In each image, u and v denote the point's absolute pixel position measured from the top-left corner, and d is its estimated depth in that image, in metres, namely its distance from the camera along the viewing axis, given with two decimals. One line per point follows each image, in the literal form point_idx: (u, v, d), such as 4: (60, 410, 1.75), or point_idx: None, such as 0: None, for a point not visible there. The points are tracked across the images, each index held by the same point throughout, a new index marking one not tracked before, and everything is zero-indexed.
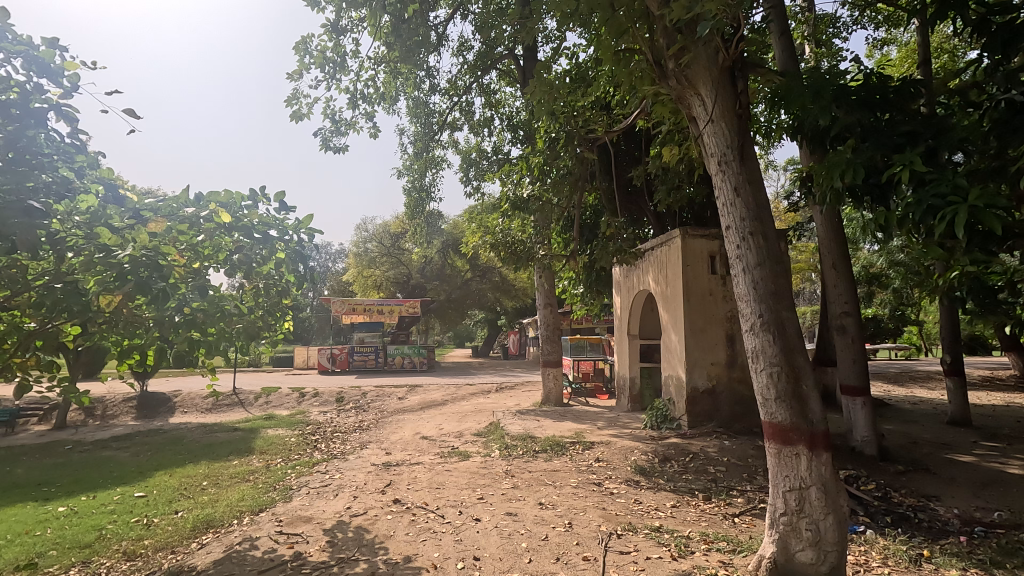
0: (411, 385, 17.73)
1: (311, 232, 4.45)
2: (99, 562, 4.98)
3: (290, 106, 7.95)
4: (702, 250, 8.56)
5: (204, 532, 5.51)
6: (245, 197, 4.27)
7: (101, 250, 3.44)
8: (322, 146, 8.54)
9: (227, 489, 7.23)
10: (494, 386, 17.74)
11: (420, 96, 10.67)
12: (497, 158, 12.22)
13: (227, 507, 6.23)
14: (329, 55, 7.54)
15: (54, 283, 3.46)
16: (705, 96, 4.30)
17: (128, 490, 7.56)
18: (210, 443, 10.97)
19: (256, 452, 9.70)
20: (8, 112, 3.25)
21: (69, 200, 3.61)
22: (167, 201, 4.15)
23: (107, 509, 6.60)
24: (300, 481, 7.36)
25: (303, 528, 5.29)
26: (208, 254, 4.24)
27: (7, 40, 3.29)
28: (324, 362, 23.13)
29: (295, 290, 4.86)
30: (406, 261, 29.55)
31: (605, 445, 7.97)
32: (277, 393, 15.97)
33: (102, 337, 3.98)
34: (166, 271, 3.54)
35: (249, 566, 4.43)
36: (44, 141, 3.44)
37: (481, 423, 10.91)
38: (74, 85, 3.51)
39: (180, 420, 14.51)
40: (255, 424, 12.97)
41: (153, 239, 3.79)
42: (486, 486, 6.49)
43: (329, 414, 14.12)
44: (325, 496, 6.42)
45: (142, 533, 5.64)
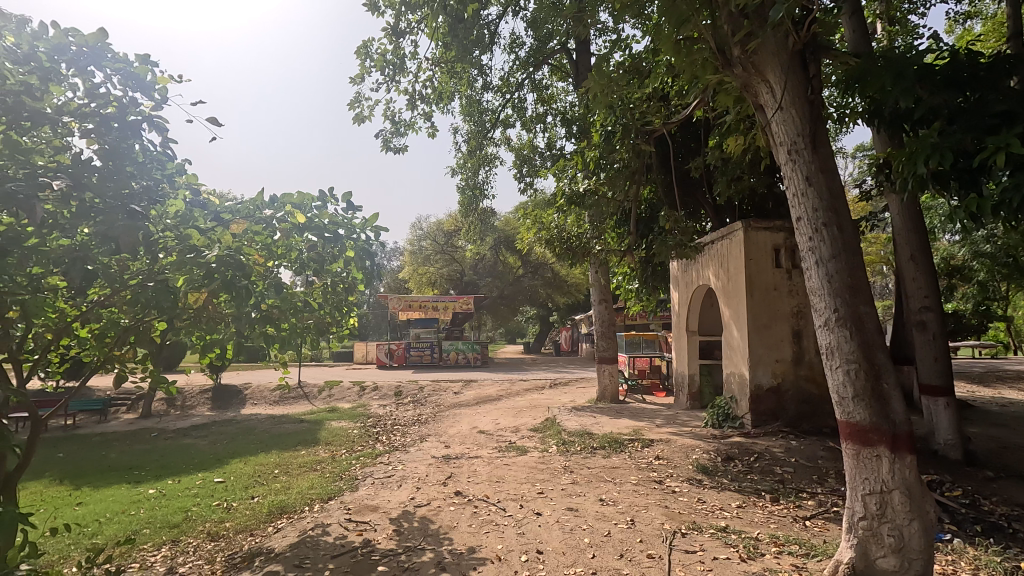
0: (466, 380, 18.03)
1: (377, 230, 4.55)
2: (187, 541, 5.35)
3: (352, 109, 8.26)
4: (766, 243, 8.25)
5: (278, 517, 5.81)
6: (315, 197, 4.43)
7: (192, 251, 3.69)
8: (383, 147, 8.80)
9: (297, 477, 7.60)
10: (548, 382, 17.77)
11: (474, 95, 10.79)
12: (550, 153, 12.20)
13: (299, 494, 6.54)
14: (389, 58, 7.75)
15: (148, 282, 3.73)
16: (773, 83, 4.12)
17: (209, 475, 8.09)
18: (280, 433, 11.55)
19: (322, 443, 10.13)
20: (109, 126, 3.52)
21: (160, 205, 3.84)
22: (245, 204, 4.37)
23: (191, 493, 7.08)
24: (365, 472, 7.64)
25: (370, 517, 5.48)
26: (282, 253, 4.45)
27: (107, 59, 3.55)
28: (383, 357, 23.88)
29: (361, 287, 5.02)
30: (459, 258, 30.00)
31: (664, 443, 7.84)
32: (340, 387, 16.63)
33: (187, 333, 4.25)
34: (248, 270, 3.75)
35: (323, 551, 4.64)
36: (140, 152, 3.70)
37: (537, 419, 10.96)
38: (164, 98, 3.76)
39: (251, 411, 15.34)
40: (320, 416, 13.55)
41: (235, 240, 4.02)
42: (545, 481, 6.51)
43: (388, 408, 14.55)
44: (389, 486, 6.64)
45: (223, 516, 6.01)
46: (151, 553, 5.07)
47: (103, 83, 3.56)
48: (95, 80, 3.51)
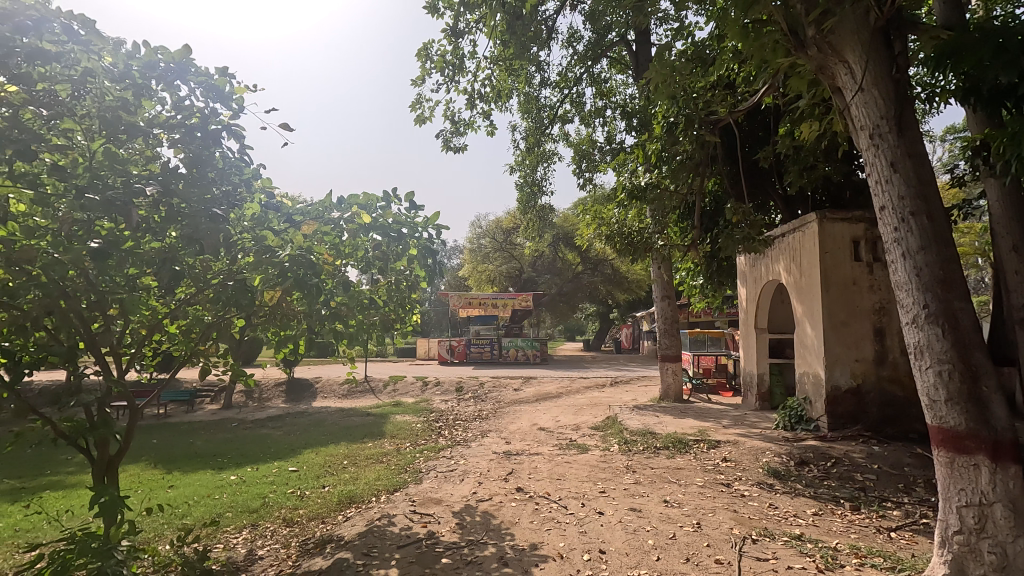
0: (526, 376, 18.10)
1: (439, 229, 4.60)
2: (265, 525, 5.68)
3: (414, 111, 8.46)
4: (843, 235, 7.75)
5: (348, 506, 6.06)
6: (380, 198, 4.55)
7: (267, 251, 3.89)
8: (444, 147, 8.94)
9: (364, 469, 7.89)
10: (609, 380, 17.54)
11: (531, 92, 10.77)
12: (610, 148, 11.99)
13: (367, 485, 6.78)
14: (448, 59, 7.87)
15: (229, 280, 3.98)
16: (853, 63, 3.86)
17: (284, 464, 8.54)
18: (348, 426, 12.02)
19: (387, 436, 10.47)
20: (193, 135, 3.77)
21: (238, 209, 4.07)
22: (315, 206, 4.53)
23: (268, 480, 7.51)
24: (429, 465, 7.82)
25: (434, 509, 5.60)
26: (348, 253, 4.59)
27: (191, 73, 3.79)
28: (444, 353, 24.39)
29: (424, 285, 5.10)
30: (518, 255, 30.11)
31: (732, 445, 7.55)
32: (403, 382, 17.13)
33: (263, 329, 4.49)
34: (318, 269, 3.90)
35: (389, 541, 4.78)
36: (221, 159, 3.94)
37: (598, 417, 10.84)
38: (241, 107, 3.97)
39: (322, 404, 16.09)
40: (385, 410, 14.00)
41: (306, 240, 4.19)
42: (607, 480, 6.42)
43: (450, 403, 14.84)
44: (452, 480, 6.77)
45: (297, 503, 6.33)
46: (233, 535, 5.41)
47: (187, 96, 3.81)
48: (180, 93, 3.76)
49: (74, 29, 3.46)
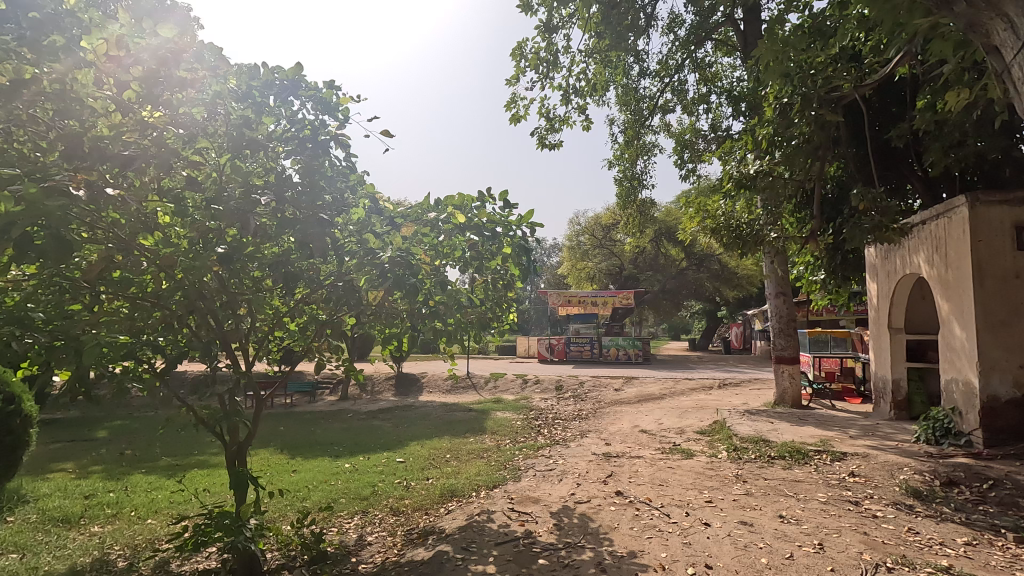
0: (627, 376, 17.64)
1: (532, 227, 4.53)
2: (375, 512, 6.00)
3: (509, 110, 8.52)
4: (1002, 220, 6.64)
5: (450, 499, 6.24)
6: (475, 198, 4.57)
7: (369, 254, 4.05)
8: (539, 145, 8.91)
9: (466, 463, 8.10)
10: (717, 382, 16.59)
11: (629, 83, 10.44)
12: (715, 135, 11.30)
13: (468, 480, 6.95)
14: (542, 56, 7.83)
15: (338, 281, 4.21)
16: (1014, 17, 3.24)
17: (393, 455, 9.01)
18: (451, 420, 12.44)
19: (488, 432, 10.68)
20: (305, 146, 4.03)
21: (345, 214, 4.27)
22: (414, 208, 4.64)
23: (378, 469, 7.96)
24: (528, 463, 7.85)
25: (532, 508, 5.59)
26: (446, 253, 4.65)
27: (302, 88, 4.06)
28: (544, 352, 24.50)
29: (520, 283, 5.07)
30: (618, 252, 29.45)
31: (861, 458, 6.77)
32: (504, 379, 17.45)
33: (371, 327, 4.72)
34: (415, 269, 4.01)
35: (487, 537, 4.82)
36: (329, 167, 4.17)
37: (705, 421, 10.27)
38: (346, 117, 4.17)
39: (428, 398, 16.83)
40: (487, 406, 14.31)
41: (406, 241, 4.31)
42: (714, 489, 6.03)
43: (550, 401, 14.85)
44: (550, 480, 6.72)
45: (403, 493, 6.63)
46: (346, 520, 5.79)
47: (299, 110, 4.09)
48: (294, 108, 4.04)
49: (205, 56, 3.74)
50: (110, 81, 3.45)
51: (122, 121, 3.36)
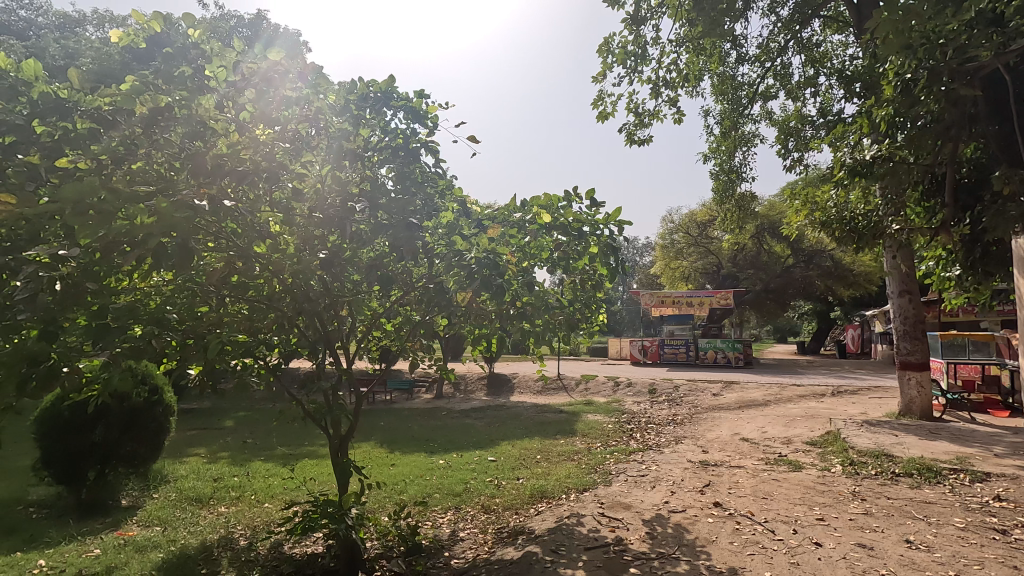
0: (726, 381, 16.70)
1: (620, 225, 4.38)
2: (467, 509, 6.14)
3: (596, 108, 8.39)
4: None
5: (539, 500, 6.24)
6: (561, 197, 4.50)
7: (457, 255, 4.09)
8: (628, 141, 8.68)
9: (556, 465, 8.05)
10: (830, 389, 15.24)
11: (726, 71, 9.88)
12: (825, 121, 10.40)
13: (558, 482, 6.91)
14: (630, 50, 7.63)
15: (430, 284, 4.32)
16: None
17: (484, 453, 9.18)
18: (541, 421, 12.48)
19: (579, 434, 10.57)
20: (397, 155, 4.21)
21: (435, 218, 4.38)
22: (500, 210, 4.66)
23: (471, 467, 8.15)
24: (619, 468, 7.65)
25: (623, 515, 5.43)
26: (533, 254, 4.61)
27: (394, 99, 4.24)
28: (637, 354, 23.90)
29: (609, 283, 4.94)
30: (716, 250, 28.01)
31: (1009, 481, 5.90)
32: (595, 381, 17.21)
33: (462, 327, 4.81)
34: (503, 269, 4.00)
35: (577, 541, 4.75)
36: (420, 173, 4.33)
37: (815, 431, 9.46)
38: (435, 124, 4.31)
39: (519, 399, 17.01)
40: (578, 408, 14.19)
41: (493, 241, 4.32)
42: (826, 506, 5.52)
43: (643, 405, 14.44)
44: (643, 486, 6.50)
45: (494, 491, 6.73)
46: (440, 515, 5.98)
47: (392, 119, 4.27)
48: (387, 119, 4.23)
49: (308, 76, 4.02)
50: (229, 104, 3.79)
51: (239, 139, 3.64)
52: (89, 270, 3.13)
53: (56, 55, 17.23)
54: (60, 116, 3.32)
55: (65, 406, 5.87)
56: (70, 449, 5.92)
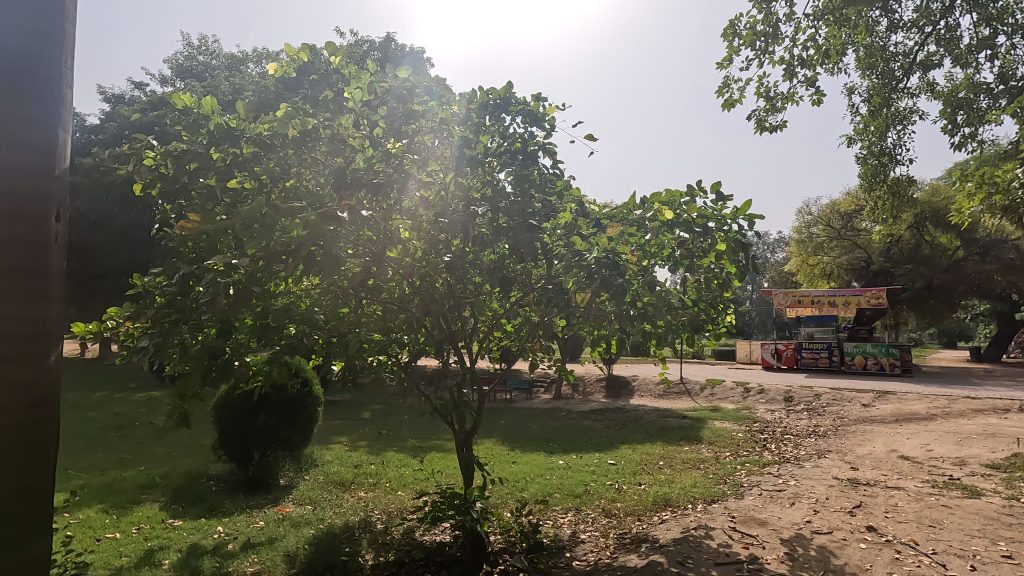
0: (879, 390, 14.83)
1: (751, 219, 4.05)
2: (587, 511, 6.09)
3: (721, 95, 7.90)
4: None
5: (663, 508, 6.01)
6: (684, 192, 4.24)
7: (576, 255, 4.00)
8: (757, 128, 8.05)
9: (681, 473, 7.71)
10: (1017, 404, 12.89)
11: (875, 41, 8.78)
12: (1006, 87, 8.81)
13: (682, 490, 6.60)
14: (759, 30, 7.08)
15: (549, 285, 4.33)
16: None
17: (604, 456, 9.04)
18: (664, 426, 12.02)
19: (705, 442, 10.02)
20: (516, 158, 4.27)
21: (553, 218, 4.36)
22: (620, 208, 4.52)
23: (591, 469, 8.08)
24: (751, 480, 7.13)
25: (757, 531, 5.04)
26: (654, 252, 4.39)
27: (512, 104, 4.33)
28: (770, 358, 22.11)
29: (738, 281, 4.59)
30: (864, 243, 25.02)
31: None
32: (722, 386, 16.22)
33: (581, 327, 4.78)
34: (624, 269, 3.83)
35: (705, 555, 4.49)
36: (538, 176, 4.36)
37: (998, 453, 8.06)
38: (552, 126, 4.29)
39: (639, 402, 16.54)
40: (703, 414, 13.46)
41: (612, 239, 4.18)
42: (1015, 542, 4.67)
43: (778, 413, 13.31)
44: (779, 501, 5.98)
45: (615, 496, 6.60)
46: (561, 515, 6.00)
47: (511, 124, 4.34)
48: (506, 124, 4.30)
49: (433, 89, 4.23)
50: (366, 121, 4.10)
51: (373, 154, 3.93)
52: (255, 275, 3.58)
53: (226, 91, 19.91)
54: (230, 142, 3.79)
55: (236, 394, 6.78)
56: (240, 431, 6.80)
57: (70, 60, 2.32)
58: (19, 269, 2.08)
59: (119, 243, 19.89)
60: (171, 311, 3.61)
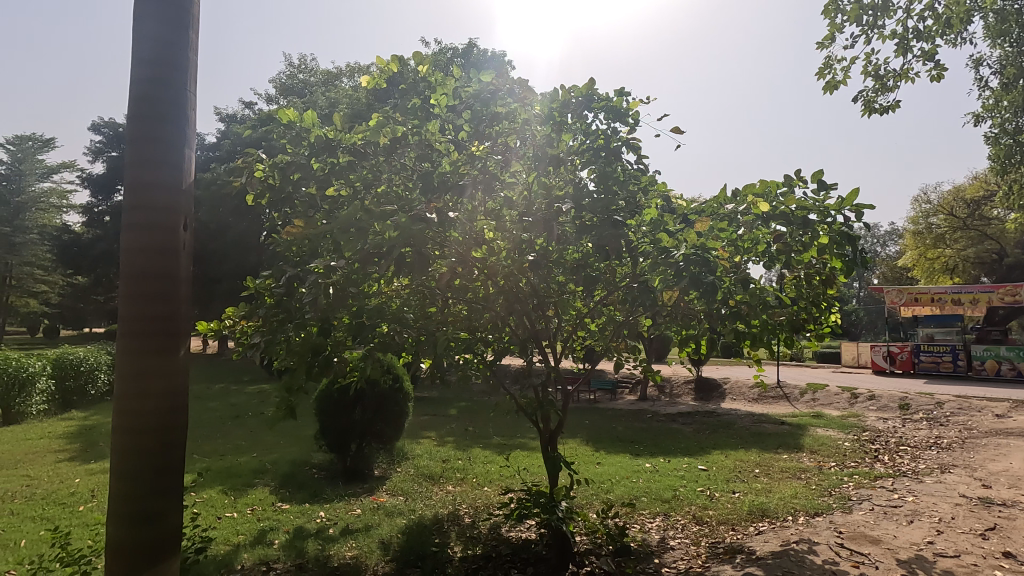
0: (1017, 400, 13.10)
1: (859, 209, 3.72)
2: (676, 517, 5.89)
3: (822, 77, 7.33)
4: None
5: (760, 518, 5.69)
6: (780, 183, 3.96)
7: (663, 253, 3.85)
8: (864, 111, 7.38)
9: (779, 482, 7.26)
10: None
11: (1008, 4, 7.76)
12: None
13: (781, 501, 6.21)
14: (867, 3, 6.49)
15: (635, 283, 4.26)
16: None
17: (694, 461, 8.70)
18: (759, 432, 11.36)
19: (806, 450, 9.35)
20: (599, 155, 4.18)
21: (638, 215, 4.23)
22: (709, 203, 4.32)
23: (680, 474, 7.80)
24: (860, 493, 6.56)
25: (869, 549, 4.62)
26: (748, 248, 4.15)
27: (595, 100, 4.19)
28: (880, 361, 20.25)
29: (844, 277, 4.23)
30: (995, 234, 22.23)
31: None
32: (825, 391, 15.07)
33: (668, 327, 4.64)
34: (715, 267, 3.62)
35: (809, 571, 4.19)
36: (622, 172, 4.26)
37: None
38: (636, 120, 4.17)
39: (731, 406, 15.77)
40: (804, 420, 12.57)
41: (702, 234, 3.99)
42: None
43: (891, 422, 12.15)
44: (895, 519, 5.45)
45: (707, 503, 6.33)
46: (648, 519, 5.83)
47: (593, 121, 4.26)
48: (588, 121, 4.21)
49: (516, 91, 4.28)
50: (451, 125, 4.21)
51: (459, 157, 4.02)
52: (351, 277, 3.80)
53: (323, 105, 21.31)
54: (329, 153, 4.07)
55: (334, 388, 7.23)
56: (339, 423, 7.24)
57: (193, 84, 2.57)
58: (154, 273, 2.35)
59: (234, 249, 21.90)
60: (279, 311, 3.92)
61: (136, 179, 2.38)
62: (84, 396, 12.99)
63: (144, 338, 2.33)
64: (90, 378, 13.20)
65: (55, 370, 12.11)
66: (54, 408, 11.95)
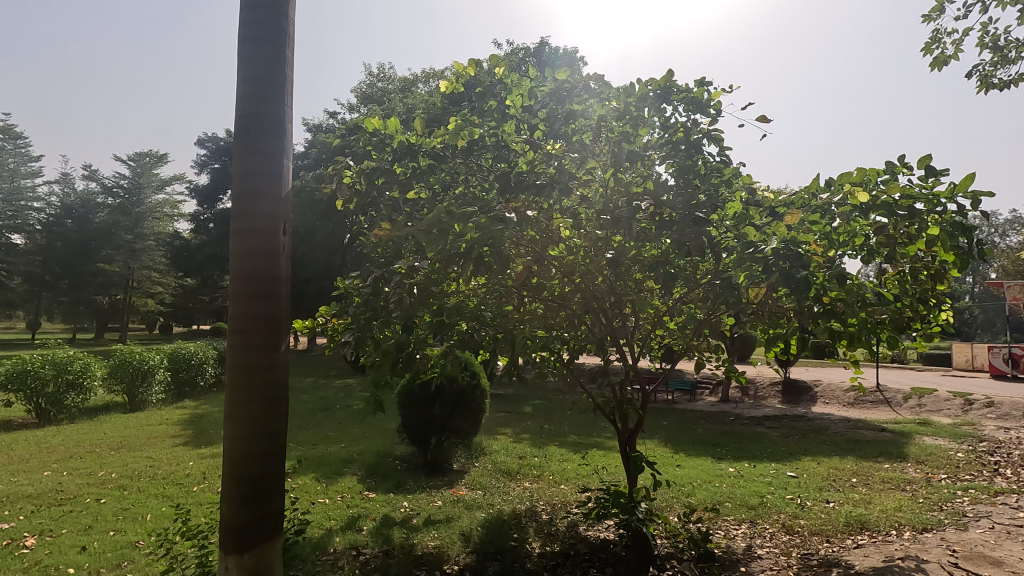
0: None
1: (975, 196, 3.37)
2: (763, 525, 5.62)
3: (929, 52, 6.68)
4: None
5: (859, 532, 5.30)
6: (882, 171, 3.65)
7: (749, 247, 3.68)
8: (980, 86, 6.66)
9: (880, 493, 6.73)
10: None
11: None
12: None
13: (883, 513, 5.76)
14: None
15: (717, 280, 4.12)
16: None
17: (783, 467, 8.25)
18: (856, 439, 10.56)
19: (912, 460, 8.59)
20: (679, 148, 4.04)
21: (721, 209, 4.04)
22: (799, 194, 4.09)
23: (767, 480, 7.42)
24: (977, 509, 5.95)
25: (989, 571, 4.19)
26: (844, 241, 3.90)
27: (674, 92, 4.06)
28: (1000, 364, 18.21)
29: (956, 272, 3.82)
30: None
31: None
32: (933, 396, 13.76)
33: (753, 326, 4.45)
34: (808, 262, 3.40)
35: None
36: (703, 165, 4.11)
37: None
38: (718, 110, 4.00)
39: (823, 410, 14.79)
40: (908, 427, 11.54)
41: (793, 227, 3.76)
42: None
43: (1014, 432, 10.89)
44: (1020, 540, 4.89)
45: (797, 512, 5.97)
46: (733, 526, 5.60)
47: (672, 115, 4.11)
48: (667, 114, 4.07)
49: (591, 86, 4.22)
50: (527, 125, 4.23)
51: (535, 157, 4.05)
52: (432, 278, 3.93)
53: (401, 111, 22.14)
54: (410, 157, 4.24)
55: (415, 383, 7.51)
56: (420, 418, 7.52)
57: (290, 99, 2.77)
58: (259, 275, 2.56)
59: (321, 251, 23.28)
60: (367, 310, 4.14)
61: (244, 188, 2.58)
62: (195, 387, 14.30)
63: (252, 334, 2.54)
64: (199, 371, 14.51)
65: (171, 363, 13.42)
66: (170, 398, 13.24)
